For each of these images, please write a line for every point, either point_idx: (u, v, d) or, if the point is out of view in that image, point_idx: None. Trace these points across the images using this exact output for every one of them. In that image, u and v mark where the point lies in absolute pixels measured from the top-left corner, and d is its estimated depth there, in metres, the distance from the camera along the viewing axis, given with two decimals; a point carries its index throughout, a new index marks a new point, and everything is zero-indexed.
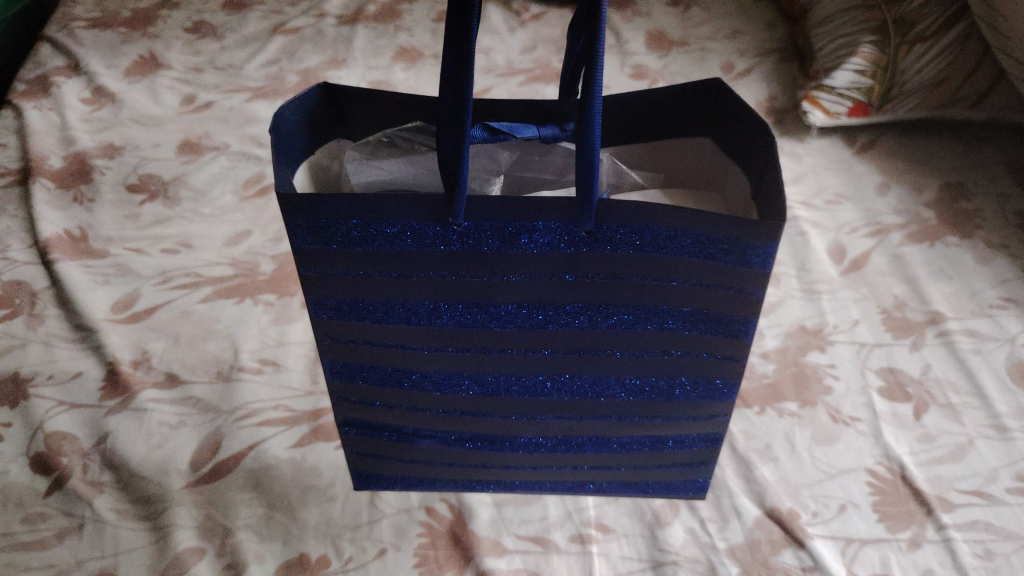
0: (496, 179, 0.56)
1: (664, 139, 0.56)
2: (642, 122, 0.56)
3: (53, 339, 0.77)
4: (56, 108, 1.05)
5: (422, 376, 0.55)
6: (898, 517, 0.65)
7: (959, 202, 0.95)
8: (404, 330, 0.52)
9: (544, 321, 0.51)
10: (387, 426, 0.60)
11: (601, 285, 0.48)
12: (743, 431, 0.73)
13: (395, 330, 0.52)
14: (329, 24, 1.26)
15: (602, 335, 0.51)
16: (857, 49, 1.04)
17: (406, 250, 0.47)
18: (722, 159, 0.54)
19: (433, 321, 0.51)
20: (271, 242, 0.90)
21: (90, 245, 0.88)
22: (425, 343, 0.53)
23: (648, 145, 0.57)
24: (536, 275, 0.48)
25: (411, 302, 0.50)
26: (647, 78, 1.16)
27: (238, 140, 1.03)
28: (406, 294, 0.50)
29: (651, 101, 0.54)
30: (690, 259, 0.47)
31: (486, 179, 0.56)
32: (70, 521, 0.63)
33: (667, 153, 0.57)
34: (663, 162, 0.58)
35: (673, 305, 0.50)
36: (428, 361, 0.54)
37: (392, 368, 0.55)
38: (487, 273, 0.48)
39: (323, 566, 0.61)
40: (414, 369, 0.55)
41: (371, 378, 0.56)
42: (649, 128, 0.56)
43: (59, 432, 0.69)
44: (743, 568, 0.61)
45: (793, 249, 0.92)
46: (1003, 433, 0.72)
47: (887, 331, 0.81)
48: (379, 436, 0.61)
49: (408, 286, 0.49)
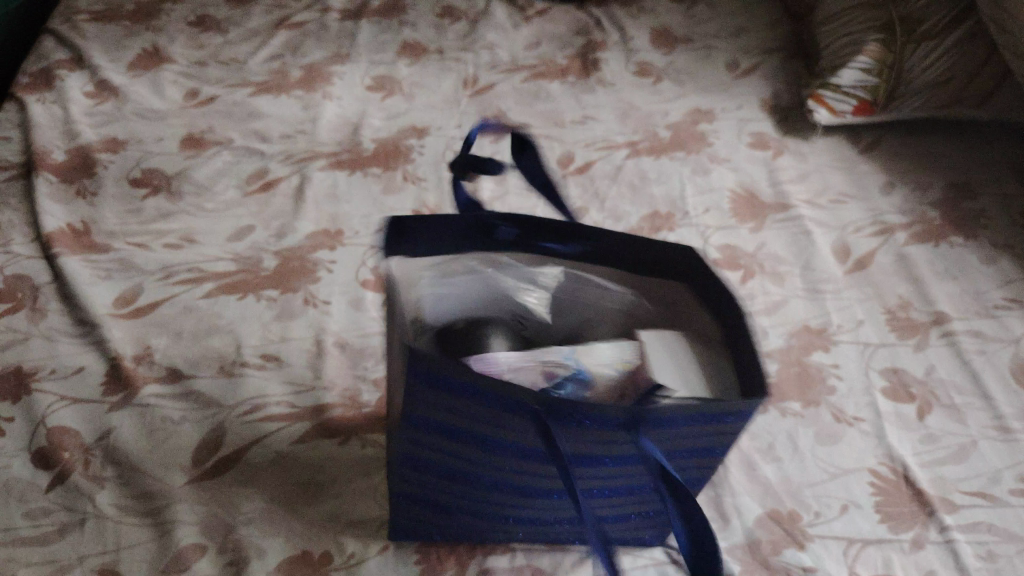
0: (534, 289, 0.62)
1: (654, 279, 0.59)
2: (631, 260, 0.58)
3: (56, 333, 0.77)
4: (59, 102, 1.05)
5: (472, 465, 0.52)
6: (901, 517, 0.65)
7: (964, 201, 0.95)
8: (472, 432, 0.49)
9: (613, 445, 0.48)
10: (424, 496, 0.57)
11: (670, 422, 0.47)
12: (747, 430, 0.72)
13: (457, 426, 0.49)
14: (332, 19, 1.26)
15: (663, 446, 0.49)
16: (863, 48, 1.03)
17: (496, 390, 0.45)
18: (700, 318, 0.57)
19: (503, 432, 0.49)
20: (274, 237, 0.90)
21: (92, 240, 0.88)
22: (489, 444, 0.50)
23: (639, 278, 0.59)
24: (611, 418, 0.46)
25: (487, 418, 0.48)
26: (651, 75, 1.16)
27: (242, 135, 1.03)
28: (488, 412, 0.47)
29: (652, 248, 0.57)
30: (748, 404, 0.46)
31: (526, 289, 0.62)
32: (72, 516, 0.63)
33: (650, 290, 0.60)
34: (649, 297, 0.60)
35: (731, 425, 0.49)
36: (483, 454, 0.51)
37: (443, 454, 0.52)
38: (567, 410, 0.45)
39: (326, 561, 0.61)
40: (468, 466, 0.52)
41: (414, 457, 0.53)
42: (641, 265, 0.58)
43: (60, 427, 0.69)
44: (744, 567, 0.61)
45: (798, 247, 0.91)
46: (1006, 434, 0.72)
47: (891, 331, 0.81)
48: (414, 502, 0.58)
49: (489, 409, 0.47)
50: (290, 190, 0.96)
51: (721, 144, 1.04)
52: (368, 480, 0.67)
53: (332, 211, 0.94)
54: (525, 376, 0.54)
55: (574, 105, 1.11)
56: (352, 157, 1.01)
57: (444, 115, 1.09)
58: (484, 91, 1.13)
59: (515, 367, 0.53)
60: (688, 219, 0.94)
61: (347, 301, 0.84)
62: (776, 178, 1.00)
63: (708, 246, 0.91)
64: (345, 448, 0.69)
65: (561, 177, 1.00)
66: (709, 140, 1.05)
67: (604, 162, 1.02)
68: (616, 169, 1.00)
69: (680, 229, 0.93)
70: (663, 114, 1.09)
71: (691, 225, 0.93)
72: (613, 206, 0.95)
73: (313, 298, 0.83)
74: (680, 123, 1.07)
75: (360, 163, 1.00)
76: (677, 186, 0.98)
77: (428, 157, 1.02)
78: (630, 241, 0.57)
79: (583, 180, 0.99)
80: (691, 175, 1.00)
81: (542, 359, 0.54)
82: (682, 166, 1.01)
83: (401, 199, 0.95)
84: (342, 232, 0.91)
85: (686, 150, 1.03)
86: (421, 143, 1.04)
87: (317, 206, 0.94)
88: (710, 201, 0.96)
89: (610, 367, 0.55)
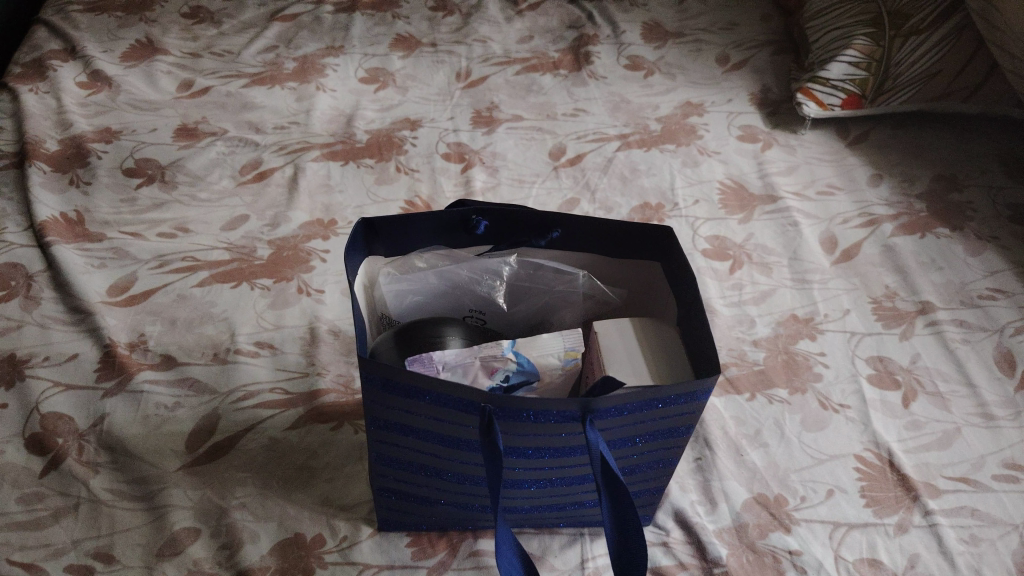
0: (499, 284, 0.63)
1: (622, 260, 0.61)
2: (611, 246, 0.60)
3: (50, 321, 0.78)
4: (52, 92, 1.05)
5: (443, 462, 0.54)
6: (886, 502, 0.66)
7: (951, 193, 0.96)
8: (437, 430, 0.51)
9: (571, 434, 0.50)
10: (407, 493, 0.58)
11: (622, 409, 0.49)
12: (734, 416, 0.73)
13: (419, 427, 0.52)
14: (326, 11, 1.26)
15: (624, 430, 0.51)
16: (852, 42, 1.05)
17: (445, 391, 0.48)
18: (668, 299, 0.60)
19: (465, 428, 0.51)
20: (268, 226, 0.90)
21: (86, 229, 0.88)
22: (455, 441, 0.52)
23: (609, 261, 0.61)
24: (563, 409, 0.48)
25: (451, 416, 0.50)
26: (643, 69, 1.17)
27: (235, 126, 1.04)
28: (448, 411, 0.49)
29: (616, 231, 0.59)
30: (700, 382, 0.48)
31: (492, 283, 0.63)
32: (66, 501, 0.64)
33: (619, 270, 0.62)
34: (617, 277, 0.63)
35: (689, 404, 0.50)
36: (451, 450, 0.53)
37: (415, 453, 0.54)
38: (515, 407, 0.48)
39: (319, 545, 0.62)
40: (442, 461, 0.54)
41: (389, 456, 0.55)
42: (607, 248, 0.60)
43: (54, 414, 0.70)
44: (732, 550, 0.62)
45: (786, 239, 0.92)
46: (990, 421, 0.73)
47: (878, 320, 0.82)
48: (398, 500, 0.59)
49: (448, 406, 0.49)
50: (284, 180, 0.97)
51: (711, 137, 1.05)
52: (361, 464, 0.68)
53: (326, 201, 0.94)
54: (465, 373, 0.54)
55: (566, 98, 1.12)
56: (346, 148, 1.01)
57: (437, 108, 1.09)
58: (476, 83, 1.14)
59: (454, 365, 0.54)
60: (679, 211, 0.95)
61: (341, 290, 0.84)
62: (765, 170, 1.01)
63: (697, 236, 0.92)
64: (339, 433, 0.70)
65: (553, 169, 1.01)
66: (699, 133, 1.06)
67: (595, 154, 1.03)
68: (607, 161, 1.01)
69: (670, 220, 0.93)
70: (654, 107, 1.10)
71: (681, 216, 0.94)
72: (604, 198, 0.96)
73: (307, 287, 0.84)
74: (670, 116, 1.08)
75: (353, 154, 1.00)
76: (667, 178, 0.99)
77: (421, 148, 1.02)
78: (606, 226, 0.58)
79: (575, 172, 1.00)
80: (681, 167, 1.01)
81: (481, 355, 0.54)
82: (672, 158, 1.02)
83: (395, 189, 0.96)
84: (335, 222, 0.92)
85: (676, 143, 1.04)
86: (415, 134, 1.05)
87: (311, 197, 0.95)
88: (700, 193, 0.97)
89: (558, 358, 0.56)
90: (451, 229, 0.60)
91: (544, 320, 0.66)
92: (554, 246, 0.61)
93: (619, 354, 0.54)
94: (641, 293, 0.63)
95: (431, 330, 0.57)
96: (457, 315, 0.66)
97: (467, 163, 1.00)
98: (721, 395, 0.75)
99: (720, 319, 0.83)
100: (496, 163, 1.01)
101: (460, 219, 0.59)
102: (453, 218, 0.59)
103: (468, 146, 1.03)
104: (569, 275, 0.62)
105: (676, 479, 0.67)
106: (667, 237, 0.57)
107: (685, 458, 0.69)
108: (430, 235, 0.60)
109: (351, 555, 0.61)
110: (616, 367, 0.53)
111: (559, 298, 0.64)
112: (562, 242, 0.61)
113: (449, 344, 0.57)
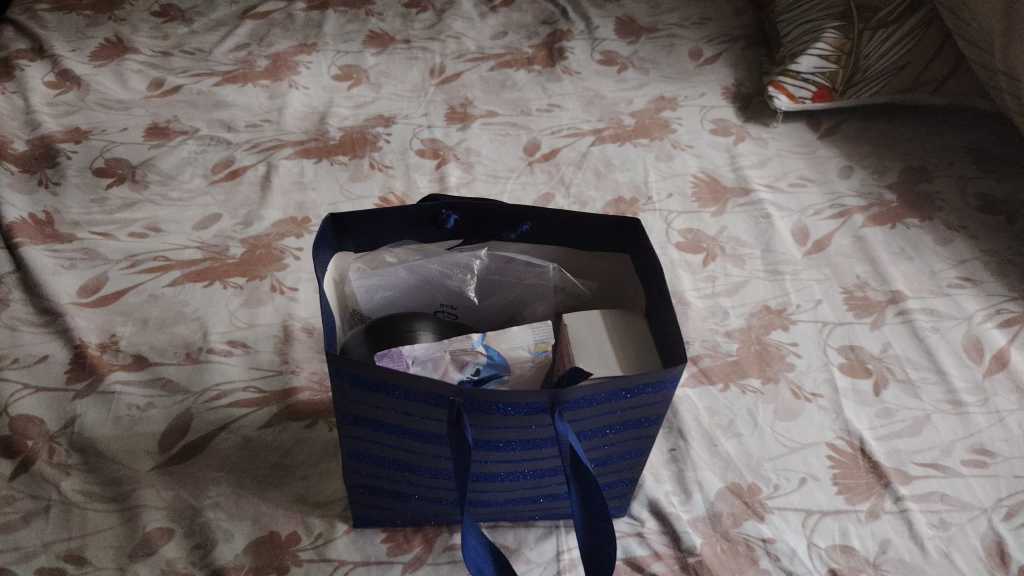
0: (469, 277, 0.63)
1: (593, 253, 0.61)
2: (581, 240, 0.60)
3: (18, 322, 0.77)
4: (20, 92, 1.04)
5: (413, 456, 0.54)
6: (857, 489, 0.67)
7: (920, 184, 0.98)
8: (409, 424, 0.51)
9: (541, 426, 0.51)
10: (381, 489, 0.58)
11: (590, 399, 0.49)
12: (708, 407, 0.73)
13: (391, 422, 0.52)
14: (299, 8, 1.25)
15: (593, 420, 0.51)
16: (821, 35, 1.05)
17: (414, 385, 0.48)
18: (638, 291, 0.60)
19: (436, 423, 0.51)
20: (241, 225, 0.90)
21: (56, 229, 0.87)
22: (427, 436, 0.52)
23: (578, 254, 0.62)
24: (532, 401, 0.48)
25: (422, 410, 0.50)
26: (617, 64, 1.18)
27: (207, 125, 1.03)
28: (418, 405, 0.49)
29: (585, 223, 0.59)
30: (667, 371, 0.48)
31: (462, 276, 0.63)
32: (37, 504, 0.63)
33: (589, 264, 0.62)
34: (587, 270, 0.63)
35: (657, 393, 0.50)
36: (423, 445, 0.53)
37: (386, 448, 0.54)
38: (484, 399, 0.48)
39: (293, 542, 0.61)
40: (415, 456, 0.54)
41: (360, 451, 0.55)
42: (577, 241, 0.61)
43: (24, 416, 0.69)
44: (705, 539, 0.62)
45: (758, 231, 0.93)
46: (959, 408, 0.74)
47: (849, 310, 0.83)
48: (371, 495, 0.59)
49: (417, 400, 0.49)
50: (257, 178, 0.96)
51: (684, 131, 1.06)
52: (335, 461, 0.68)
53: (299, 199, 0.94)
54: (435, 367, 0.54)
55: (540, 93, 1.12)
56: (319, 146, 1.01)
57: (411, 105, 1.09)
58: (451, 80, 1.14)
59: (424, 359, 0.54)
60: (652, 204, 0.95)
61: (315, 288, 0.84)
62: (737, 163, 1.02)
63: (671, 230, 0.92)
64: (313, 431, 0.70)
65: (527, 164, 1.01)
66: (673, 127, 1.06)
67: (570, 150, 1.03)
68: (581, 156, 1.02)
69: (644, 213, 0.94)
70: (627, 102, 1.11)
71: (654, 209, 0.95)
72: (578, 192, 0.97)
73: (280, 285, 0.83)
74: (644, 111, 1.09)
75: (327, 152, 1.00)
76: (641, 172, 0.99)
77: (395, 145, 1.02)
78: (575, 219, 0.59)
79: (549, 167, 1.00)
80: (655, 161, 1.01)
81: (451, 348, 0.55)
82: (646, 152, 1.02)
83: (368, 186, 0.96)
84: (308, 219, 0.91)
85: (650, 138, 1.04)
86: (389, 131, 1.04)
87: (284, 195, 0.94)
88: (673, 186, 0.98)
89: (527, 350, 0.57)
90: (422, 224, 0.60)
91: (516, 314, 0.67)
92: (525, 239, 0.61)
93: (588, 346, 0.55)
94: (613, 288, 0.64)
95: (402, 325, 0.57)
96: (428, 309, 0.65)
97: (442, 160, 1.00)
98: (694, 385, 0.75)
99: (693, 310, 0.83)
100: (470, 159, 1.01)
101: (429, 213, 0.59)
102: (422, 212, 0.59)
103: (442, 142, 1.03)
104: (539, 267, 0.62)
105: (650, 470, 0.68)
106: (635, 227, 0.57)
107: (659, 449, 0.70)
108: (401, 231, 0.60)
109: (326, 552, 0.61)
110: (585, 358, 0.54)
111: (530, 291, 0.65)
112: (533, 237, 0.61)
113: (419, 338, 0.57)
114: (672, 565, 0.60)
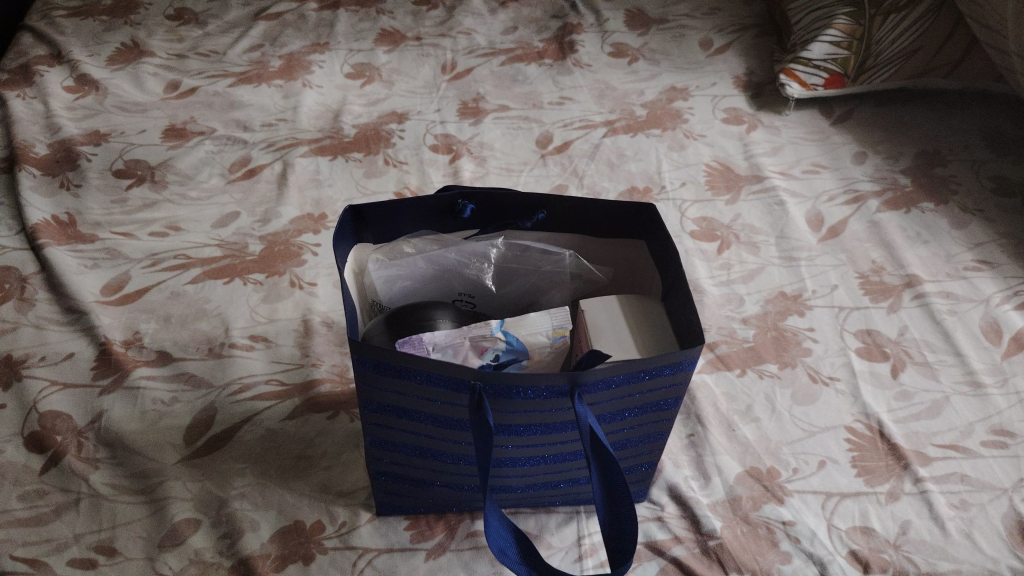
0: (487, 266, 0.63)
1: (609, 239, 0.62)
2: (598, 226, 0.61)
3: (45, 321, 0.78)
4: (40, 97, 1.05)
5: (435, 443, 0.55)
6: (877, 471, 0.67)
7: (935, 168, 0.98)
8: (431, 410, 0.52)
9: (560, 409, 0.51)
10: (403, 476, 0.59)
11: (609, 382, 0.50)
12: (726, 393, 0.74)
13: (412, 408, 0.52)
14: (310, 8, 1.27)
15: (612, 403, 0.52)
16: (832, 22, 1.05)
17: (435, 370, 0.49)
18: (654, 276, 0.61)
19: (456, 408, 0.51)
20: (260, 223, 0.91)
21: (78, 230, 0.89)
22: (448, 422, 0.53)
23: (594, 241, 0.62)
24: (551, 384, 0.49)
25: (442, 396, 0.51)
26: (627, 55, 1.18)
27: (223, 125, 1.05)
28: (438, 391, 0.50)
29: (603, 210, 0.60)
30: (685, 352, 0.49)
31: (480, 266, 0.63)
32: (67, 497, 0.64)
33: (605, 250, 0.63)
34: (603, 257, 0.64)
35: (675, 374, 0.51)
36: (444, 431, 0.54)
37: (409, 435, 0.55)
38: (506, 383, 0.48)
39: (318, 531, 0.62)
40: (437, 443, 0.55)
41: (382, 438, 0.56)
42: (592, 228, 0.61)
43: (52, 412, 0.70)
44: (725, 522, 0.63)
45: (772, 218, 0.93)
46: (977, 389, 0.74)
47: (865, 294, 0.83)
48: (395, 483, 0.60)
49: (437, 386, 0.50)
50: (274, 177, 0.97)
51: (696, 121, 1.06)
52: (358, 451, 0.69)
53: (316, 196, 0.95)
54: (455, 353, 0.55)
55: (551, 87, 1.13)
56: (334, 143, 1.02)
57: (424, 100, 1.10)
58: (462, 75, 1.15)
59: (444, 346, 0.55)
60: (666, 194, 0.96)
61: (333, 283, 0.85)
62: (750, 151, 1.02)
63: (685, 219, 0.92)
64: (335, 422, 0.71)
65: (541, 157, 1.01)
66: (685, 117, 1.07)
67: (582, 141, 1.04)
68: (594, 147, 1.02)
69: (658, 203, 0.94)
70: (639, 93, 1.11)
71: (668, 199, 0.95)
72: (591, 183, 0.97)
73: (299, 281, 0.85)
74: (656, 102, 1.09)
75: (342, 149, 1.01)
76: (654, 162, 1.00)
77: (409, 140, 1.03)
78: (590, 205, 0.59)
79: (562, 160, 1.01)
80: (668, 151, 1.01)
81: (471, 336, 0.55)
82: (658, 142, 1.03)
83: (383, 181, 0.97)
84: (325, 216, 0.93)
85: (662, 128, 1.05)
86: (402, 128, 1.05)
87: (301, 192, 0.95)
88: (686, 175, 0.98)
89: (545, 335, 0.57)
90: (437, 216, 0.61)
91: (533, 302, 0.67)
92: (541, 227, 0.62)
93: (607, 331, 0.55)
94: (629, 276, 0.64)
95: (421, 313, 0.58)
96: (446, 298, 0.66)
97: (455, 154, 1.01)
98: (711, 371, 0.76)
99: (708, 298, 0.83)
100: (483, 153, 1.02)
101: (445, 203, 0.60)
102: (437, 203, 0.60)
103: (456, 137, 1.04)
104: (555, 253, 0.63)
105: (669, 455, 0.68)
106: (649, 212, 0.58)
107: (678, 435, 0.70)
108: (415, 222, 0.61)
109: (351, 540, 0.62)
110: (603, 342, 0.55)
111: (547, 278, 0.65)
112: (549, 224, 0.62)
113: (439, 326, 0.58)
114: (693, 548, 0.61)
